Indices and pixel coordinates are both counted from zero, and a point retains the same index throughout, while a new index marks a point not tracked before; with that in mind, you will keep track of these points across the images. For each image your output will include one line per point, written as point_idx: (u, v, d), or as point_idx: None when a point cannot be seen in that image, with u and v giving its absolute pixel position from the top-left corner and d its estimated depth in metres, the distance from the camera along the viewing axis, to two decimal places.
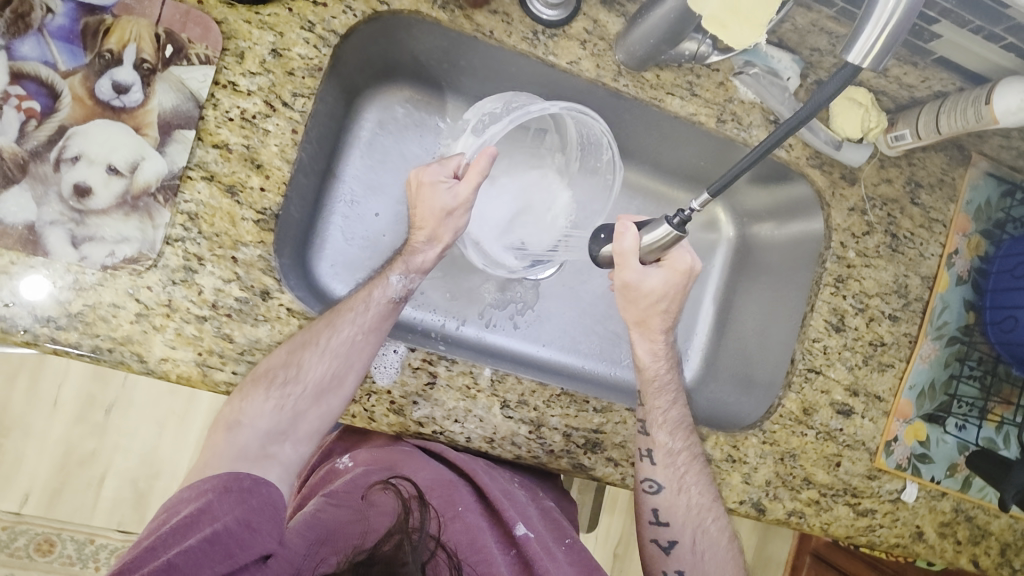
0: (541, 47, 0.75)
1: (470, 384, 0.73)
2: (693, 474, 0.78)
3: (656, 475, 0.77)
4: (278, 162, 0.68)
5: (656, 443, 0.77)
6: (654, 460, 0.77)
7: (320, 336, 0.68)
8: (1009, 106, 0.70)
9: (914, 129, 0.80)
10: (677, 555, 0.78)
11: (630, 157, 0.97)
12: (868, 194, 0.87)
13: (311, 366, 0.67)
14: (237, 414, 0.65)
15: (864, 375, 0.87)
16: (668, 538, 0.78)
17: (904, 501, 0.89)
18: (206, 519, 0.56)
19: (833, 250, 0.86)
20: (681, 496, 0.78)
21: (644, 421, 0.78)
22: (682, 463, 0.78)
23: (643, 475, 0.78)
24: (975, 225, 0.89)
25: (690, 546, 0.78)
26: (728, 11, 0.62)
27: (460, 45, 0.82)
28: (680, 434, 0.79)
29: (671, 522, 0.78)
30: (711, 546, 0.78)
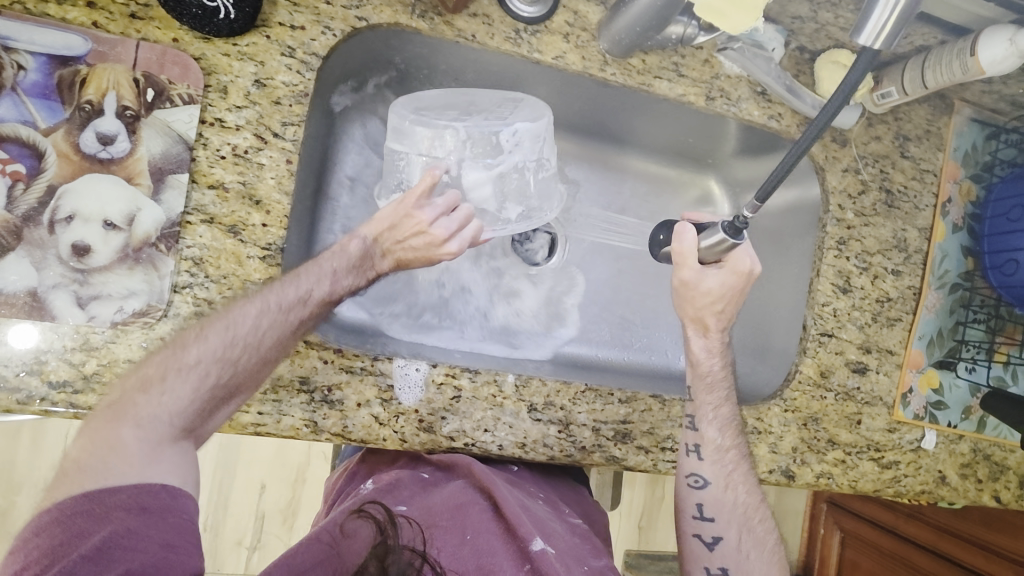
0: (524, 45, 0.74)
1: (496, 392, 0.73)
2: (739, 472, 0.77)
3: (703, 469, 0.77)
4: (277, 195, 0.66)
5: (704, 439, 0.77)
6: (701, 454, 0.77)
7: (253, 329, 0.60)
8: (994, 56, 0.70)
9: (900, 86, 0.81)
10: (721, 552, 0.75)
11: (620, 142, 0.98)
12: (859, 153, 0.88)
13: (239, 354, 0.60)
14: (146, 410, 0.55)
15: (874, 332, 0.89)
16: (713, 534, 0.76)
17: (924, 448, 0.91)
18: (121, 551, 0.48)
19: (832, 214, 0.87)
20: (728, 492, 0.76)
21: (690, 417, 0.78)
22: (729, 461, 0.77)
23: (689, 470, 0.77)
24: (964, 171, 0.92)
25: (736, 544, 0.75)
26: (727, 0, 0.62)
27: (438, 51, 0.81)
28: (730, 431, 0.78)
29: (717, 518, 0.76)
30: (756, 547, 0.76)
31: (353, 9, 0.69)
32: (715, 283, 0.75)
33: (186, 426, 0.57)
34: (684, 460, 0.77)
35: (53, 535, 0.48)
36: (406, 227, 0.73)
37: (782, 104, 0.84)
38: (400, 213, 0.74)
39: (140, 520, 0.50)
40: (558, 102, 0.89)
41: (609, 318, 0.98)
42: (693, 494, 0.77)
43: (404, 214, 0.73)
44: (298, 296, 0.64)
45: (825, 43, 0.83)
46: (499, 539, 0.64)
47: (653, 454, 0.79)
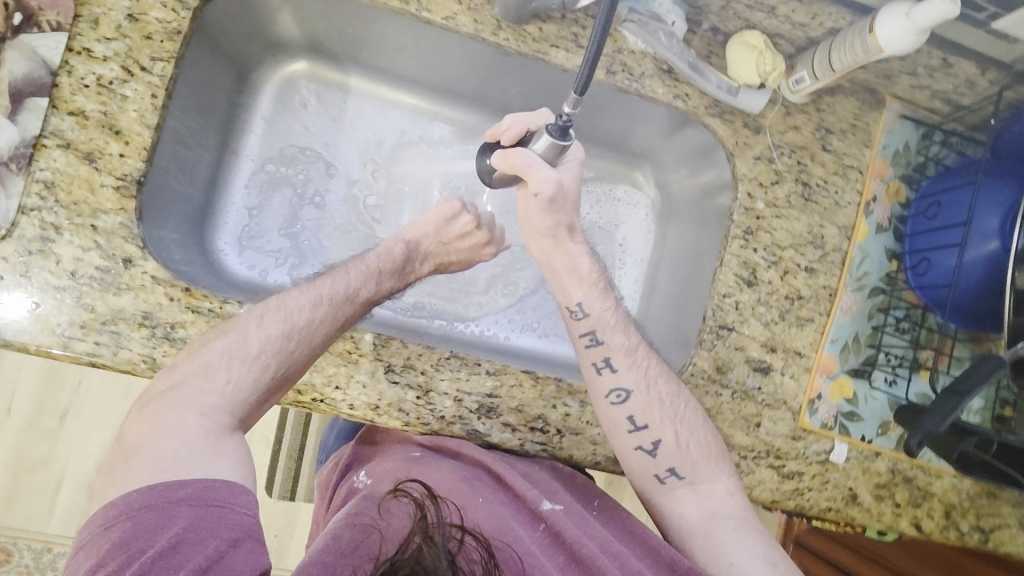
0: (413, 3, 0.74)
1: (352, 349, 0.71)
2: (654, 371, 0.77)
3: (623, 380, 0.76)
4: (138, 127, 0.67)
5: (612, 349, 0.77)
6: (614, 367, 0.76)
7: (307, 323, 0.67)
8: (891, 33, 0.66)
9: (811, 70, 0.77)
10: (664, 455, 0.75)
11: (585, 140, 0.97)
12: (774, 142, 0.84)
13: (296, 350, 0.65)
14: (209, 400, 0.60)
15: (781, 330, 0.84)
16: (652, 440, 0.75)
17: (833, 462, 0.85)
18: (190, 545, 0.50)
19: (740, 202, 0.83)
20: (651, 394, 0.75)
21: (591, 333, 0.78)
22: (642, 359, 0.77)
23: (606, 389, 0.75)
24: (894, 170, 0.86)
25: (676, 441, 0.75)
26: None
27: (367, 23, 0.82)
28: (633, 331, 0.80)
29: (649, 424, 0.75)
30: (692, 432, 0.75)
31: None
32: (568, 181, 0.75)
33: (242, 415, 0.62)
34: (599, 380, 0.76)
35: (124, 530, 0.51)
36: (452, 231, 0.85)
37: (689, 84, 0.82)
38: (448, 216, 0.84)
39: (201, 515, 0.52)
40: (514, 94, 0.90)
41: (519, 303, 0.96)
42: (620, 410, 0.75)
43: (450, 218, 0.85)
44: (347, 293, 0.72)
45: (737, 24, 0.80)
46: (505, 507, 0.68)
47: (520, 434, 0.75)
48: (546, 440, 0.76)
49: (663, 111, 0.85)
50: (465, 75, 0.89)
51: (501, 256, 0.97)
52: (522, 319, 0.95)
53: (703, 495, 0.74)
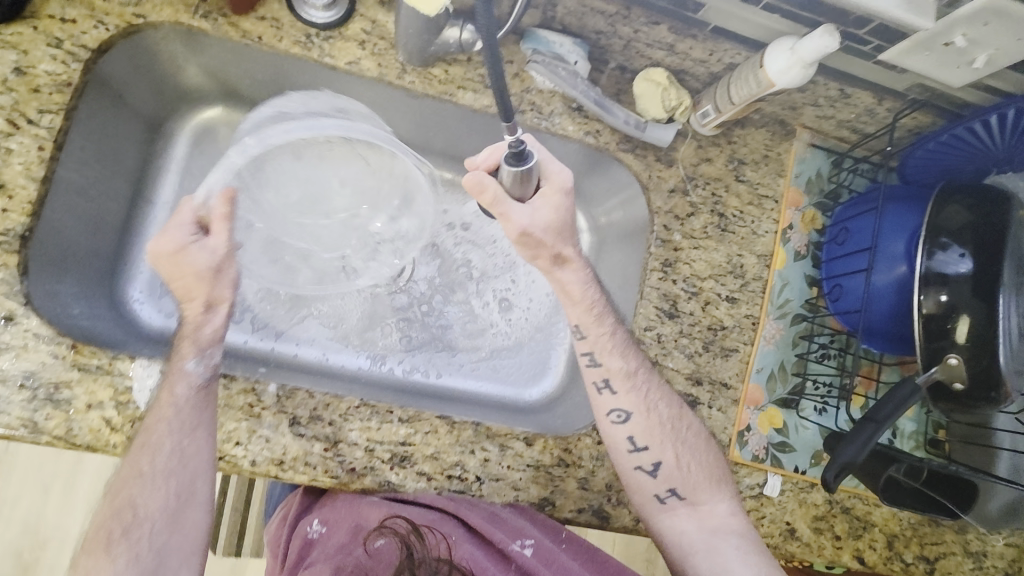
0: (315, 49, 0.74)
1: (254, 402, 0.68)
2: (655, 396, 0.76)
3: (621, 403, 0.76)
4: (23, 181, 0.65)
5: (612, 372, 0.76)
6: (614, 389, 0.76)
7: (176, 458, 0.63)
8: (780, 66, 0.68)
9: (714, 105, 0.79)
10: (664, 476, 0.76)
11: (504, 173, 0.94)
12: (688, 174, 0.85)
13: (146, 498, 0.63)
14: None
15: (706, 362, 0.83)
16: (652, 461, 0.76)
17: (767, 495, 0.83)
18: None
19: (657, 234, 0.84)
20: (652, 416, 0.76)
21: (591, 354, 0.77)
22: (642, 383, 0.76)
23: (610, 407, 0.77)
24: (808, 198, 0.88)
25: (676, 462, 0.76)
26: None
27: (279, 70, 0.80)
28: (632, 354, 0.77)
29: (649, 446, 0.76)
30: (694, 455, 0.76)
31: (131, 6, 0.70)
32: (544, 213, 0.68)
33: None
34: (600, 401, 0.77)
35: None
36: (178, 268, 0.66)
37: (600, 121, 0.83)
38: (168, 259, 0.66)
39: None
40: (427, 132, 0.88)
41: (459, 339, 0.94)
42: (621, 431, 0.76)
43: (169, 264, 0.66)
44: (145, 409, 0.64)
45: (642, 62, 0.81)
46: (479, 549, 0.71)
47: (438, 482, 0.72)
48: (465, 487, 0.73)
49: (577, 148, 0.86)
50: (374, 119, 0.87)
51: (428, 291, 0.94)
52: (459, 358, 0.93)
53: (703, 516, 0.76)
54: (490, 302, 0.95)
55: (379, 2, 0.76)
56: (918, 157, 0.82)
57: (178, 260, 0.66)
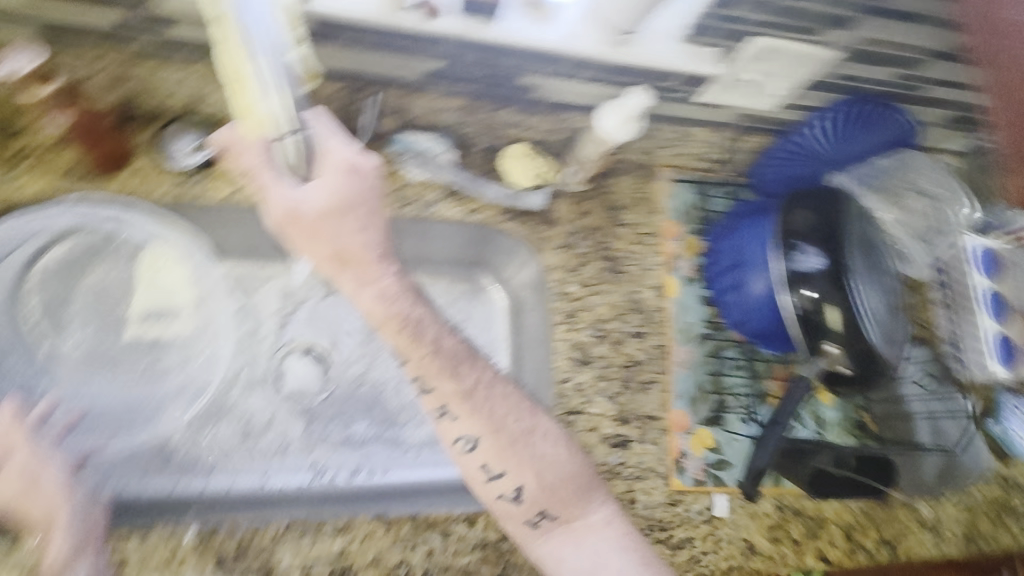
0: (190, 190, 0.78)
1: (173, 552, 0.67)
2: (500, 422, 0.72)
3: (465, 428, 0.71)
4: None
5: (444, 395, 0.70)
6: (454, 415, 0.71)
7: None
8: (611, 124, 0.75)
9: (576, 164, 0.86)
10: (530, 500, 0.72)
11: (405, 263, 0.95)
12: (571, 229, 0.91)
13: None
14: None
15: (628, 400, 0.85)
16: (512, 487, 0.71)
17: (718, 517, 0.83)
18: None
19: (554, 290, 0.88)
20: (499, 435, 0.71)
21: (420, 380, 0.71)
22: (485, 400, 0.71)
23: (453, 434, 0.71)
24: (686, 227, 0.94)
25: (538, 484, 0.72)
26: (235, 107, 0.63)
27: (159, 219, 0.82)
28: (468, 365, 0.71)
29: (506, 471, 0.71)
30: (555, 468, 0.72)
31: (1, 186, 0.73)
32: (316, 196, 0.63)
33: None
34: (445, 429, 0.72)
35: None
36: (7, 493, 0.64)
37: (478, 198, 0.89)
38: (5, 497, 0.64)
39: None
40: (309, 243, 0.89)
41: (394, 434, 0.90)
42: (472, 460, 0.71)
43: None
44: None
45: (503, 140, 0.88)
46: None
47: None
48: None
49: (465, 228, 0.90)
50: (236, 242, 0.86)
51: (346, 391, 0.91)
52: (400, 451, 0.90)
53: (580, 534, 0.73)
54: (422, 384, 0.92)
55: None
56: (770, 167, 0.87)
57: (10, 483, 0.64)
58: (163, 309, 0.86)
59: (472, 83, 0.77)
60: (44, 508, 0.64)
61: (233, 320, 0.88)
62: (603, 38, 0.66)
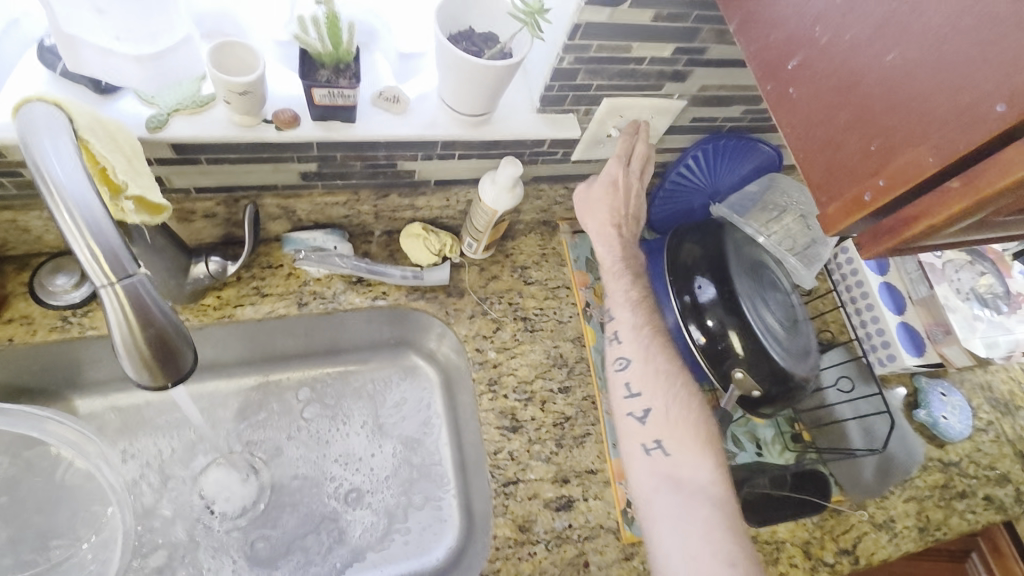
0: (74, 327, 0.75)
1: None
2: (657, 345, 0.79)
3: (623, 350, 0.80)
4: None
5: (620, 322, 0.81)
6: (620, 339, 0.81)
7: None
8: (492, 197, 0.78)
9: (471, 235, 0.88)
10: (654, 423, 0.76)
11: (325, 354, 0.94)
12: (481, 296, 0.92)
13: None
14: None
15: (565, 458, 0.84)
16: (643, 408, 0.77)
17: None
18: None
19: (473, 359, 0.88)
20: (650, 365, 0.78)
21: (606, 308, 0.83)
22: (645, 337, 0.80)
23: (613, 356, 0.81)
24: (593, 275, 0.97)
25: (665, 411, 0.76)
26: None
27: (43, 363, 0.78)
28: (642, 310, 0.81)
29: (644, 392, 0.77)
30: (680, 410, 0.77)
31: None
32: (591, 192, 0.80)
33: None
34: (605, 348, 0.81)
35: None
36: None
37: (383, 282, 0.89)
38: None
39: None
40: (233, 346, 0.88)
41: (336, 544, 0.85)
42: (619, 377, 0.79)
43: None
44: None
45: (398, 222, 0.90)
46: None
47: None
48: None
49: (375, 313, 0.90)
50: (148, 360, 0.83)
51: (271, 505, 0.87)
52: (336, 563, 0.84)
53: (681, 477, 0.74)
54: (336, 497, 0.88)
55: None
56: (658, 205, 0.92)
57: None
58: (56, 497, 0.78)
59: (352, 177, 0.79)
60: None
61: (137, 473, 0.84)
62: (458, 121, 0.70)
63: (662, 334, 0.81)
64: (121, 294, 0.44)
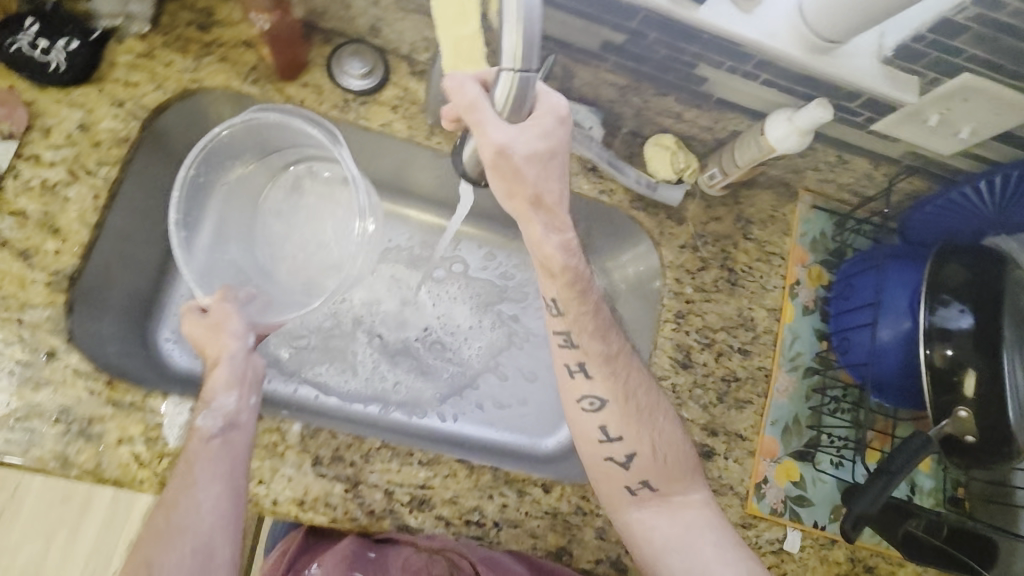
0: (352, 112, 0.80)
1: (278, 441, 0.70)
2: (639, 385, 0.72)
3: (597, 389, 0.71)
4: (78, 225, 0.69)
5: (589, 355, 0.70)
6: (589, 372, 0.71)
7: (212, 510, 0.60)
8: (779, 134, 0.73)
9: (721, 167, 0.84)
10: (638, 467, 0.72)
11: (510, 229, 0.98)
12: (698, 232, 0.89)
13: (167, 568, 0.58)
14: None
15: (720, 413, 0.84)
16: (625, 452, 0.72)
17: (788, 551, 0.82)
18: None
19: (669, 287, 0.87)
20: (629, 404, 0.71)
21: (565, 334, 0.70)
22: (621, 370, 0.71)
23: (582, 393, 0.71)
24: (813, 256, 0.91)
25: (651, 454, 0.72)
26: (451, 52, 0.60)
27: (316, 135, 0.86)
28: (614, 337, 0.72)
29: (624, 437, 0.72)
30: (669, 447, 0.73)
31: (188, 72, 0.76)
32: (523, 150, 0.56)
33: None
34: (576, 384, 0.71)
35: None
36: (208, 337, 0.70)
37: (612, 180, 0.88)
38: (208, 334, 0.71)
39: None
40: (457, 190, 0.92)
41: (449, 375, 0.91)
42: (592, 420, 0.72)
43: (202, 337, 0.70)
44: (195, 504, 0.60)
45: (652, 128, 0.87)
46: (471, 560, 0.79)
47: (455, 528, 0.72)
48: (482, 533, 0.73)
49: (591, 206, 0.90)
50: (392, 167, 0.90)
51: (399, 324, 0.92)
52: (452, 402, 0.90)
53: (676, 510, 0.73)
54: (420, 340, 0.92)
55: (410, 72, 0.83)
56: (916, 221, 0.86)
57: (217, 330, 0.71)
58: (322, 217, 0.89)
59: (644, 63, 0.77)
60: (219, 347, 0.70)
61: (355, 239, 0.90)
62: (801, 43, 0.66)
63: (636, 367, 0.72)
64: (513, 80, 0.51)
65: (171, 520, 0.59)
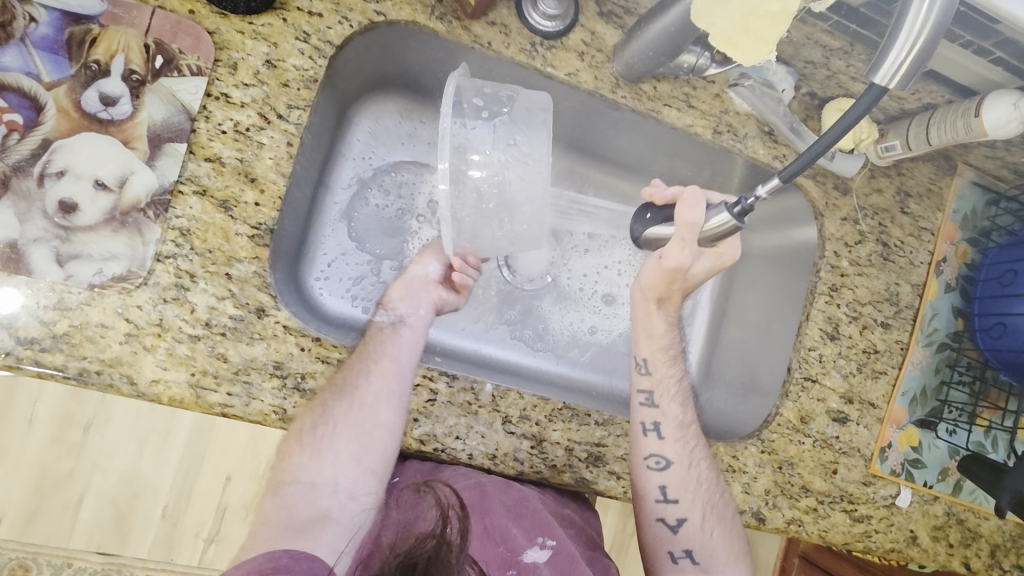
0: (539, 58, 0.74)
1: (471, 400, 0.73)
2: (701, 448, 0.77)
3: (666, 450, 0.75)
4: (273, 175, 0.67)
5: (665, 416, 0.77)
6: (661, 433, 0.76)
7: (380, 379, 0.68)
8: (998, 118, 0.71)
9: (904, 140, 0.81)
10: (686, 534, 0.76)
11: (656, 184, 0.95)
12: (860, 204, 0.89)
13: (338, 414, 0.66)
14: (307, 473, 0.64)
15: (858, 382, 0.88)
16: (677, 517, 0.76)
17: (898, 506, 0.90)
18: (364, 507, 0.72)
19: (827, 260, 0.88)
20: (692, 472, 0.76)
21: (648, 393, 0.78)
22: (692, 437, 0.77)
23: (648, 450, 0.75)
24: (962, 233, 0.91)
25: (700, 525, 0.75)
26: (738, 28, 0.59)
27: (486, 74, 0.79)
28: (689, 407, 0.79)
29: (681, 501, 0.75)
30: (722, 525, 0.76)
31: (372, 3, 0.69)
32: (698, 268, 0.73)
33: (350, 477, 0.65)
34: (644, 442, 0.75)
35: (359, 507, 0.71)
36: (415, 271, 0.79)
37: (788, 146, 0.84)
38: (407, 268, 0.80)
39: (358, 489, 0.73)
40: (628, 147, 0.89)
41: (582, 321, 0.94)
42: (656, 479, 0.75)
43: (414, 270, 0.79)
44: (361, 375, 0.67)
45: (835, 91, 0.82)
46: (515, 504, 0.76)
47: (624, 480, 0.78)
48: None
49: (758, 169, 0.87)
50: (561, 117, 0.85)
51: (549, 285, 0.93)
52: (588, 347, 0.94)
53: None
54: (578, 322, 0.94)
55: (598, 13, 0.76)
56: None
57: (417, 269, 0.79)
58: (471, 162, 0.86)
59: None
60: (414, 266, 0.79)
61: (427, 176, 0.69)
62: None
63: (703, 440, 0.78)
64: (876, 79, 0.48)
65: (349, 377, 0.67)
